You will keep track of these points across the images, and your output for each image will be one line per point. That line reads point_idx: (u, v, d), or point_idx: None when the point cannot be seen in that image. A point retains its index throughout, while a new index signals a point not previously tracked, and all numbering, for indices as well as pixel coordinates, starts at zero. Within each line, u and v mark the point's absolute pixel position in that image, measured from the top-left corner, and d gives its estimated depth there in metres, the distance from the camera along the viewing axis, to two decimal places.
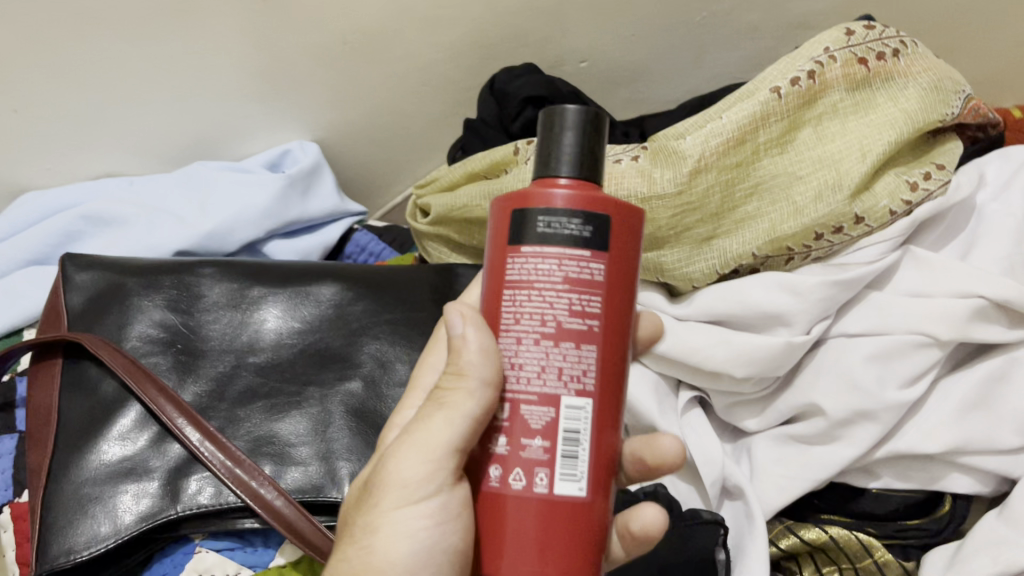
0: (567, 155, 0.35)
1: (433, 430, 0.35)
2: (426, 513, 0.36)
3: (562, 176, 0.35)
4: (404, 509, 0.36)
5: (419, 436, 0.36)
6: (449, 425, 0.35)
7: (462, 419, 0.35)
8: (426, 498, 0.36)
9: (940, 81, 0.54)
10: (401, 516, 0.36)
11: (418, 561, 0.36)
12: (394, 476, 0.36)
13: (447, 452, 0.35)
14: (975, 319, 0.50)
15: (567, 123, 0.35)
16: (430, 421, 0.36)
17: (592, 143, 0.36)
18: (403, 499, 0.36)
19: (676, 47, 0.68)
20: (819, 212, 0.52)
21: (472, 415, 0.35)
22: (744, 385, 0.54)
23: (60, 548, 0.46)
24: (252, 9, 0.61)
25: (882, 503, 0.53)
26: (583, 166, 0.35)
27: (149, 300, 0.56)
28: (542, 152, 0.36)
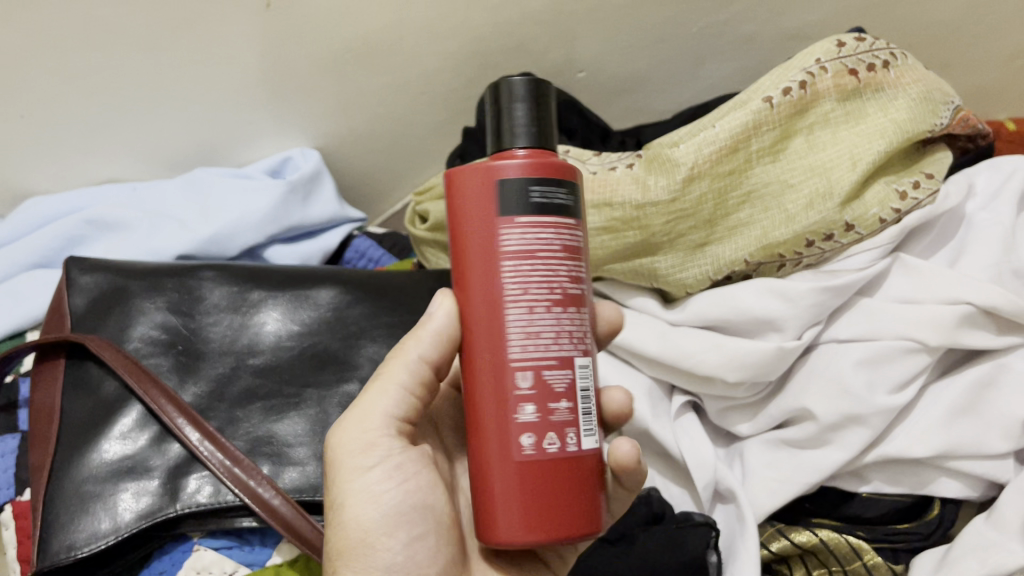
0: (520, 124, 0.38)
1: (373, 403, 0.41)
2: (384, 474, 0.40)
3: (520, 149, 0.38)
4: (362, 482, 0.40)
5: (366, 410, 0.41)
6: (388, 397, 0.41)
7: (397, 388, 0.41)
8: (380, 462, 0.40)
9: (929, 93, 0.55)
10: (363, 486, 0.40)
11: (387, 521, 0.40)
12: (341, 448, 0.40)
13: (388, 419, 0.41)
14: (963, 325, 0.51)
15: (515, 96, 0.38)
16: (370, 396, 0.41)
17: (540, 110, 0.38)
18: (360, 468, 0.40)
19: (673, 58, 0.70)
20: (810, 219, 0.53)
21: (405, 385, 0.41)
22: (736, 390, 0.55)
23: (60, 545, 0.46)
24: (256, 18, 0.62)
25: (872, 506, 0.53)
26: (538, 133, 0.38)
27: (152, 303, 0.56)
28: (495, 127, 0.39)
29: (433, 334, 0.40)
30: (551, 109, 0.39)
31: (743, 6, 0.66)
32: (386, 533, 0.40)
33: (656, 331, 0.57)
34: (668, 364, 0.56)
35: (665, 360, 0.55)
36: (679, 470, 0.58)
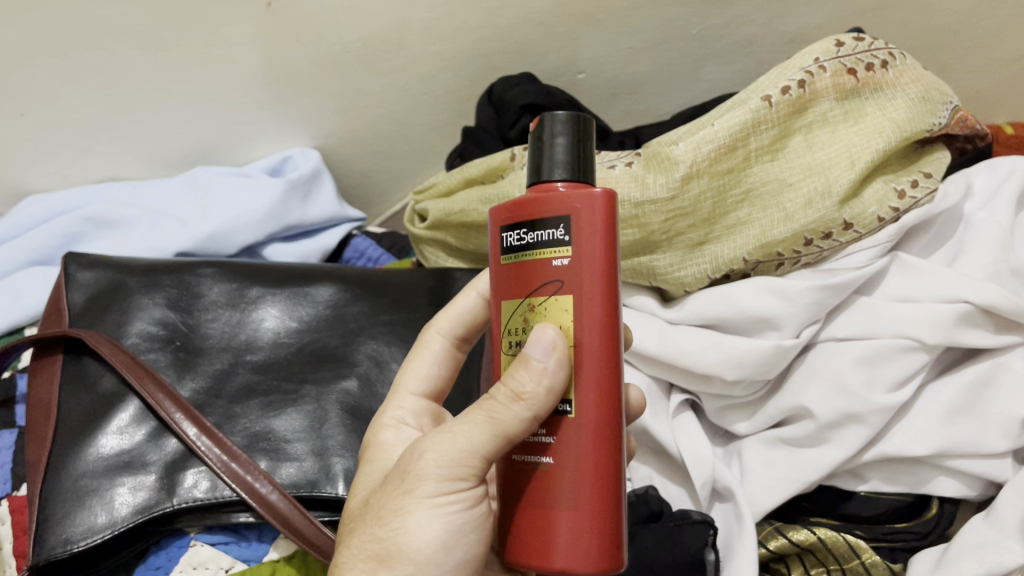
0: (559, 159, 0.37)
1: (473, 436, 0.36)
2: (461, 499, 0.37)
3: (559, 182, 0.36)
4: (437, 502, 0.36)
5: (462, 436, 0.36)
6: (493, 440, 0.36)
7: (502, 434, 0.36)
8: (457, 490, 0.37)
9: (928, 92, 0.55)
10: (435, 503, 0.36)
11: (442, 547, 0.37)
12: (430, 463, 0.36)
13: (484, 458, 0.36)
14: (962, 324, 0.51)
15: (558, 131, 0.37)
16: (472, 426, 0.36)
17: (582, 145, 0.37)
18: (437, 491, 0.36)
19: (673, 60, 0.70)
20: (809, 218, 0.53)
21: (513, 437, 0.35)
22: (734, 388, 0.55)
23: (56, 539, 0.46)
24: (256, 17, 0.62)
25: (870, 505, 0.53)
26: (576, 167, 0.37)
27: (150, 298, 0.56)
28: (535, 161, 0.37)
29: (547, 390, 0.34)
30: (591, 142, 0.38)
31: (743, 8, 0.66)
32: (441, 554, 0.37)
33: (654, 329, 0.57)
34: (666, 362, 0.56)
35: (663, 358, 0.55)
36: (678, 469, 0.58)
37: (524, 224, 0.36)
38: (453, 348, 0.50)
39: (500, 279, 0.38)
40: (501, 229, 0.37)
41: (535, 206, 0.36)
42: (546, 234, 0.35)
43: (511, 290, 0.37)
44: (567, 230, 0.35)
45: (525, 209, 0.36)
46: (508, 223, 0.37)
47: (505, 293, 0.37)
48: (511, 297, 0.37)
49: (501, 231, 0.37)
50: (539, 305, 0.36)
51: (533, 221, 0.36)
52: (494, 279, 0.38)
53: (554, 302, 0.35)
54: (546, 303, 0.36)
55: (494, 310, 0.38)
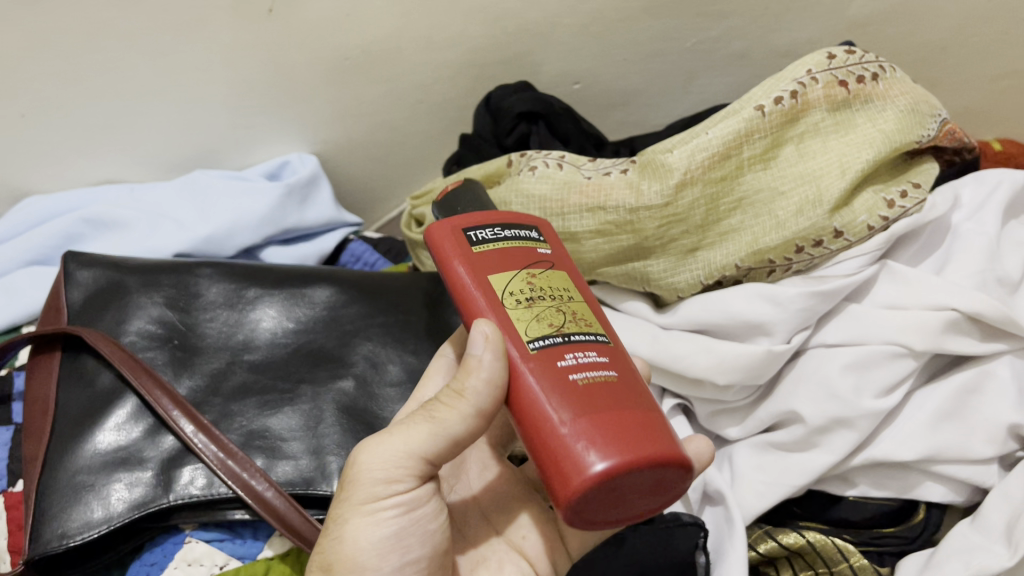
0: (466, 198, 0.46)
1: (415, 438, 0.39)
2: (397, 505, 0.40)
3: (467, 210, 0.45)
4: (370, 508, 0.39)
5: (403, 441, 0.39)
6: (433, 439, 0.39)
7: (444, 437, 0.39)
8: (394, 492, 0.39)
9: (917, 105, 0.56)
10: (370, 510, 0.39)
11: (381, 545, 0.39)
12: (366, 470, 0.39)
13: (422, 459, 0.39)
14: (949, 331, 0.52)
15: (455, 190, 0.47)
16: (413, 429, 0.39)
17: (475, 189, 0.48)
18: (371, 497, 0.39)
19: (666, 73, 0.71)
20: (800, 225, 0.54)
21: (456, 434, 0.39)
22: (726, 393, 0.56)
23: (52, 533, 0.46)
24: (258, 23, 0.63)
25: (858, 509, 0.54)
26: (480, 199, 0.46)
27: (147, 297, 0.57)
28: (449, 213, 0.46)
29: (486, 380, 0.38)
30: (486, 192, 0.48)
31: (737, 21, 0.67)
32: (377, 555, 0.39)
33: (647, 334, 0.57)
34: (660, 368, 0.57)
35: (655, 363, 0.56)
36: None
37: (497, 225, 0.43)
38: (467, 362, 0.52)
39: (483, 261, 0.41)
40: (468, 229, 0.43)
41: (500, 215, 0.44)
42: (522, 231, 0.43)
43: (501, 266, 0.41)
44: (538, 231, 0.44)
45: (493, 218, 0.44)
46: (473, 225, 0.43)
47: (493, 268, 0.41)
48: (500, 270, 0.41)
49: (467, 231, 0.42)
50: (537, 273, 0.41)
51: (504, 223, 0.43)
52: (471, 263, 0.41)
53: (551, 273, 0.42)
54: (544, 273, 0.41)
55: (481, 283, 0.41)
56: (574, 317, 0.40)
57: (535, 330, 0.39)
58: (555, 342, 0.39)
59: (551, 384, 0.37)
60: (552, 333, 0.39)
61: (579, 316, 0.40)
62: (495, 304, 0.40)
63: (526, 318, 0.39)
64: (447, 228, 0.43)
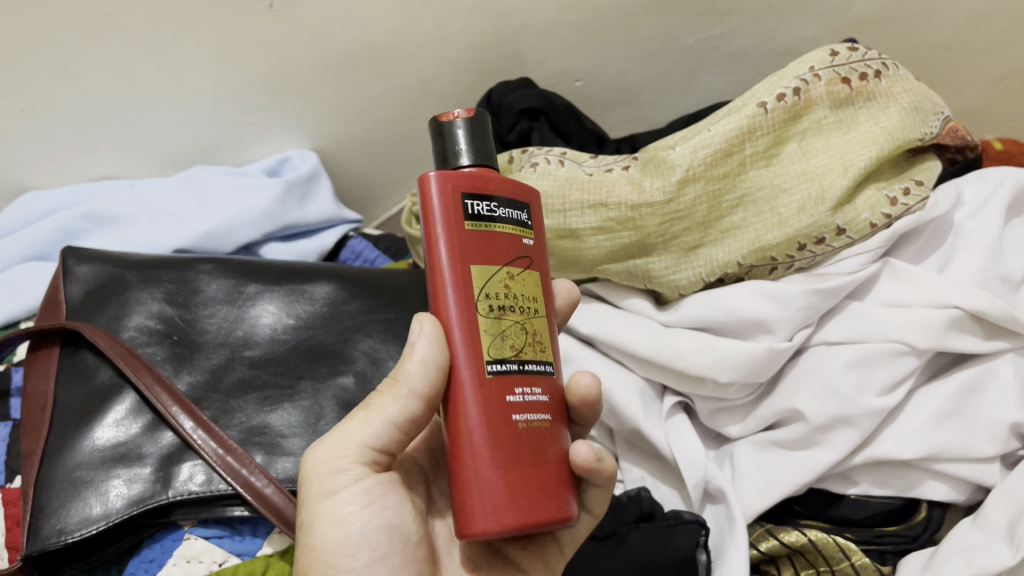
0: (466, 147, 0.41)
1: (355, 429, 0.40)
2: (355, 498, 0.40)
3: (465, 165, 0.41)
4: (323, 498, 0.40)
5: (344, 430, 0.41)
6: (372, 425, 0.40)
7: (383, 421, 0.40)
8: (350, 485, 0.40)
9: (920, 102, 0.56)
10: (322, 499, 0.40)
11: (350, 542, 0.40)
12: (315, 472, 0.41)
13: (366, 447, 0.40)
14: (951, 329, 0.52)
15: (460, 125, 0.41)
16: (354, 420, 0.41)
17: (482, 135, 0.42)
18: (324, 489, 0.40)
19: (668, 71, 0.71)
20: (802, 222, 0.53)
21: (394, 417, 0.40)
22: (727, 391, 0.55)
23: (51, 529, 0.46)
24: (260, 18, 0.63)
25: (860, 508, 0.54)
26: (481, 153, 0.41)
27: (147, 293, 0.56)
28: (440, 152, 0.42)
29: (418, 366, 0.39)
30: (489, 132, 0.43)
31: (739, 20, 0.67)
32: (348, 554, 0.40)
33: (648, 331, 0.57)
34: (661, 365, 0.57)
35: (657, 360, 0.56)
36: (670, 471, 0.58)
37: (495, 199, 0.40)
38: None
39: (468, 242, 0.39)
40: (464, 197, 0.39)
41: (500, 186, 0.41)
42: (514, 214, 0.41)
43: (484, 256, 0.39)
44: (528, 215, 0.42)
45: (493, 185, 0.40)
46: (472, 192, 0.40)
47: (478, 257, 0.39)
48: (485, 261, 0.39)
49: (464, 198, 0.39)
50: (515, 275, 0.40)
51: (501, 198, 0.40)
52: (458, 244, 0.39)
53: (527, 274, 0.41)
54: (520, 274, 0.40)
55: (462, 273, 0.39)
56: (534, 340, 0.40)
57: (497, 351, 0.39)
58: (510, 368, 0.39)
59: (490, 418, 0.38)
60: (510, 357, 0.39)
61: (538, 339, 0.40)
62: (468, 302, 0.39)
63: (492, 332, 0.39)
64: (445, 188, 0.39)
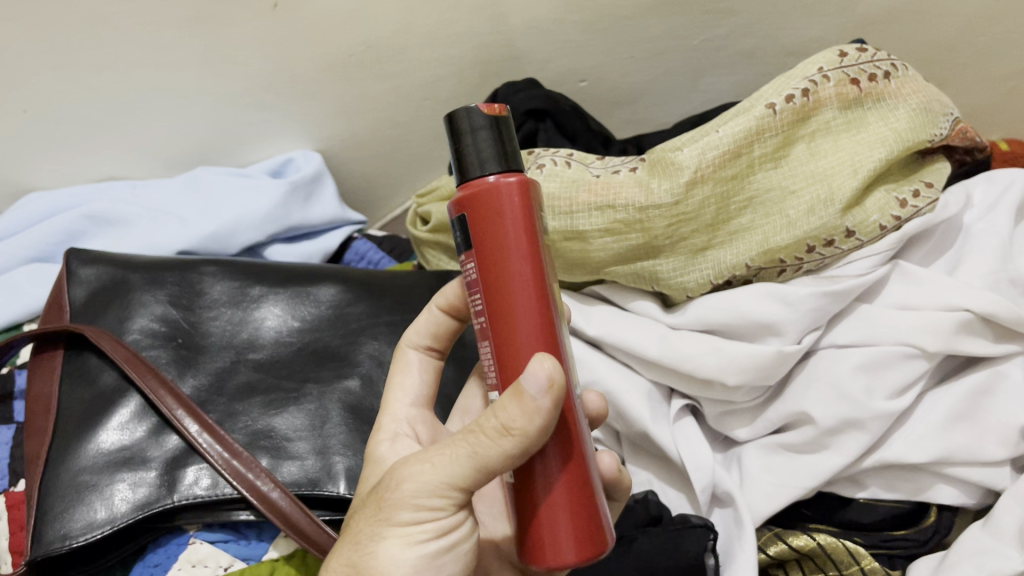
0: (485, 152, 0.35)
1: (455, 467, 0.34)
2: (437, 535, 0.35)
3: (491, 175, 0.35)
4: (410, 536, 0.35)
5: (443, 470, 0.34)
6: (474, 472, 0.34)
7: (485, 471, 0.34)
8: (434, 519, 0.35)
9: (929, 103, 0.56)
10: (409, 532, 0.34)
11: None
12: (404, 500, 0.34)
13: (461, 489, 0.35)
14: (961, 332, 0.52)
15: (477, 124, 0.35)
16: (454, 454, 0.34)
17: (503, 134, 0.36)
18: (411, 520, 0.34)
19: (673, 71, 0.71)
20: (812, 224, 0.53)
21: (496, 468, 0.34)
22: (736, 394, 0.55)
23: (55, 534, 0.46)
24: (262, 18, 0.63)
25: (869, 512, 0.53)
26: (502, 156, 0.36)
27: (150, 295, 0.56)
28: (456, 156, 0.36)
29: (540, 424, 0.33)
30: (510, 125, 0.37)
31: (745, 19, 0.67)
32: None
33: (656, 333, 0.57)
34: (670, 368, 0.56)
35: (665, 363, 0.55)
36: (677, 475, 0.58)
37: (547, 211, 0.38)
38: (428, 357, 0.49)
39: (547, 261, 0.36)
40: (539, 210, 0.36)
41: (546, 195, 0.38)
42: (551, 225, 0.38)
43: (554, 275, 0.37)
44: None
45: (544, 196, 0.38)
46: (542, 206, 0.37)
47: (552, 278, 0.37)
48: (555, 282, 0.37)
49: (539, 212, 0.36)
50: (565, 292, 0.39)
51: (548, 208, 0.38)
52: (541, 265, 0.36)
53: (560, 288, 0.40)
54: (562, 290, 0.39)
55: (547, 297, 0.36)
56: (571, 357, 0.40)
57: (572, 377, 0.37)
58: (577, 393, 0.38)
59: (580, 449, 0.36)
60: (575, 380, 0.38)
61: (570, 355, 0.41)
62: (552, 328, 0.36)
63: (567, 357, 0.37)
64: (522, 199, 0.35)
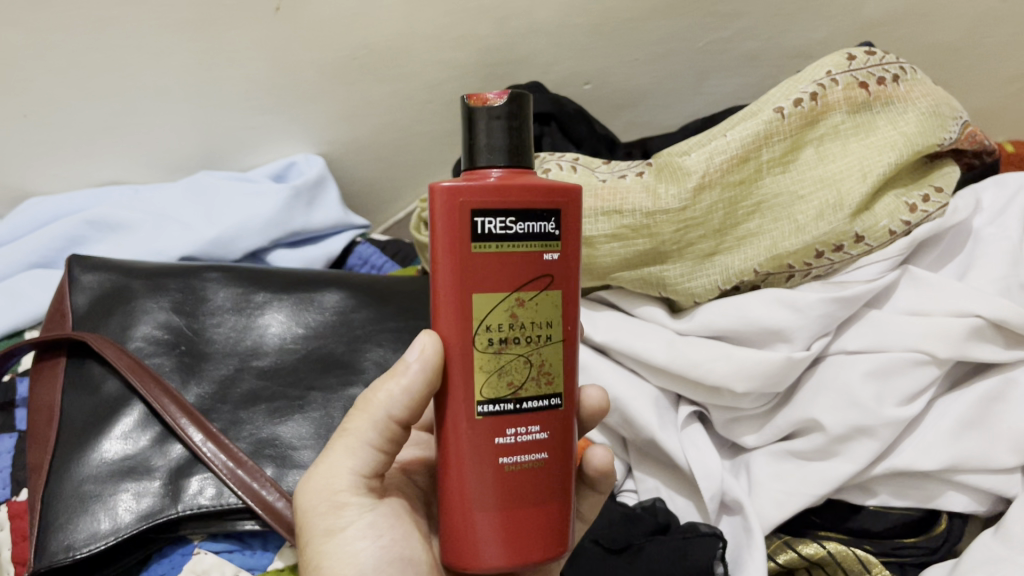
0: (496, 144, 0.38)
1: (339, 462, 0.41)
2: (362, 532, 0.41)
3: (495, 170, 0.38)
4: (339, 542, 0.40)
5: (328, 466, 0.41)
6: (352, 453, 0.41)
7: (363, 449, 0.41)
8: (353, 521, 0.41)
9: (938, 107, 0.55)
10: (336, 541, 0.40)
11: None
12: (310, 507, 0.41)
13: (355, 475, 0.41)
14: (972, 339, 0.51)
15: (493, 115, 0.37)
16: (334, 453, 0.41)
17: (516, 128, 0.38)
18: (327, 529, 0.40)
19: (679, 75, 0.70)
20: (821, 229, 0.53)
21: (372, 442, 0.41)
22: (743, 401, 0.54)
23: (58, 545, 0.45)
24: (265, 20, 0.62)
25: (880, 519, 0.53)
26: (512, 150, 0.38)
27: (154, 303, 0.56)
28: (468, 144, 0.38)
29: (403, 387, 0.40)
30: (527, 121, 0.39)
31: (750, 21, 0.66)
32: None
33: (663, 339, 0.56)
34: (677, 374, 0.56)
35: (673, 369, 0.55)
36: (685, 481, 0.58)
37: (511, 213, 0.36)
38: None
39: (473, 268, 0.36)
40: (475, 214, 0.36)
41: (519, 196, 0.36)
42: (533, 226, 0.37)
43: (488, 282, 0.37)
44: (556, 224, 0.37)
45: (511, 197, 0.36)
46: (483, 209, 0.36)
47: (481, 286, 0.37)
48: (488, 291, 0.37)
49: (473, 216, 0.36)
50: (526, 300, 0.37)
51: (520, 210, 0.36)
52: (457, 273, 0.37)
53: (544, 296, 0.38)
54: (534, 298, 0.37)
55: (462, 303, 0.37)
56: (540, 372, 0.38)
57: (489, 391, 0.37)
58: (505, 408, 0.38)
59: (477, 461, 0.38)
60: (506, 397, 0.37)
61: (546, 371, 0.38)
62: (465, 333, 0.37)
63: (488, 369, 0.37)
64: (453, 203, 0.36)
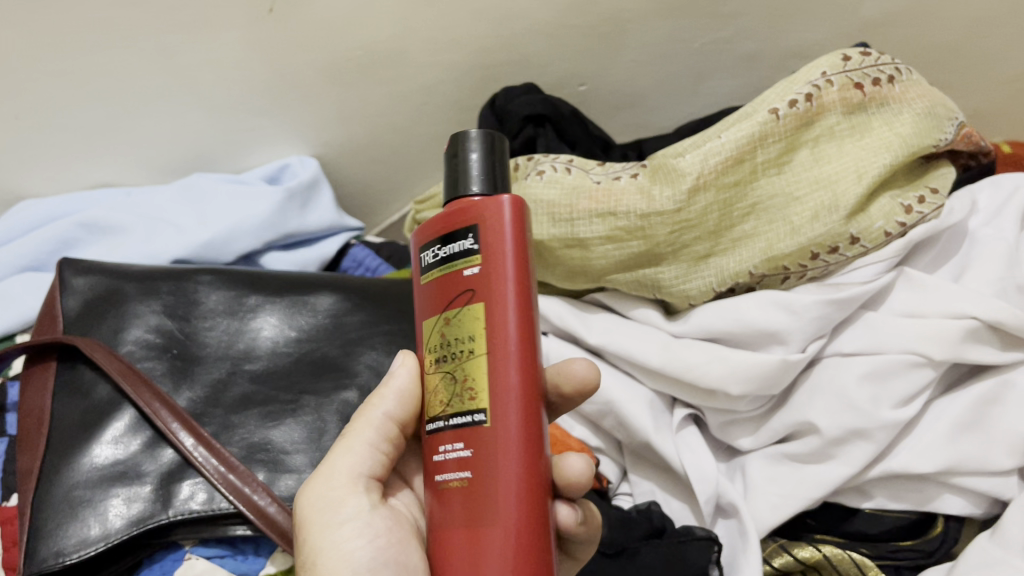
0: (475, 173, 0.41)
1: (335, 462, 0.42)
2: (359, 530, 0.40)
3: (476, 194, 0.41)
4: (336, 540, 0.40)
5: None
6: (349, 452, 0.42)
7: (363, 448, 0.42)
8: (351, 518, 0.41)
9: (933, 107, 0.55)
10: (334, 538, 0.40)
11: None
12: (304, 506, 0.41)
13: (356, 473, 0.42)
14: (968, 340, 0.51)
15: (473, 148, 0.41)
16: None
17: (494, 160, 0.42)
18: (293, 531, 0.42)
19: (675, 76, 0.70)
20: (816, 230, 0.52)
21: (371, 441, 0.42)
22: (738, 403, 0.54)
23: (49, 551, 0.45)
24: (260, 21, 0.62)
25: (877, 522, 0.53)
26: (490, 179, 0.41)
27: (146, 306, 0.55)
28: (452, 176, 0.42)
29: (393, 386, 0.42)
30: (504, 158, 0.43)
31: (746, 22, 0.66)
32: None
33: (658, 342, 0.56)
34: (671, 377, 0.55)
35: (667, 372, 0.55)
36: (680, 485, 0.57)
37: (439, 240, 0.41)
38: None
39: (422, 296, 0.42)
40: (421, 248, 0.42)
41: (444, 224, 0.41)
42: (457, 246, 0.40)
43: (428, 307, 0.41)
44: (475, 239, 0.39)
45: (439, 228, 0.41)
46: (427, 243, 0.42)
47: (425, 310, 0.41)
48: (430, 314, 0.41)
49: (421, 251, 0.42)
50: (451, 317, 0.39)
51: (445, 236, 0.40)
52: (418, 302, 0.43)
53: (466, 311, 0.39)
54: (458, 313, 0.39)
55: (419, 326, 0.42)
56: (462, 388, 0.39)
57: (432, 407, 0.41)
58: (441, 425, 0.40)
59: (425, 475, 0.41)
60: (440, 413, 0.40)
61: (468, 386, 0.39)
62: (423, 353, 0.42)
63: (431, 387, 0.41)
64: (415, 243, 0.43)
